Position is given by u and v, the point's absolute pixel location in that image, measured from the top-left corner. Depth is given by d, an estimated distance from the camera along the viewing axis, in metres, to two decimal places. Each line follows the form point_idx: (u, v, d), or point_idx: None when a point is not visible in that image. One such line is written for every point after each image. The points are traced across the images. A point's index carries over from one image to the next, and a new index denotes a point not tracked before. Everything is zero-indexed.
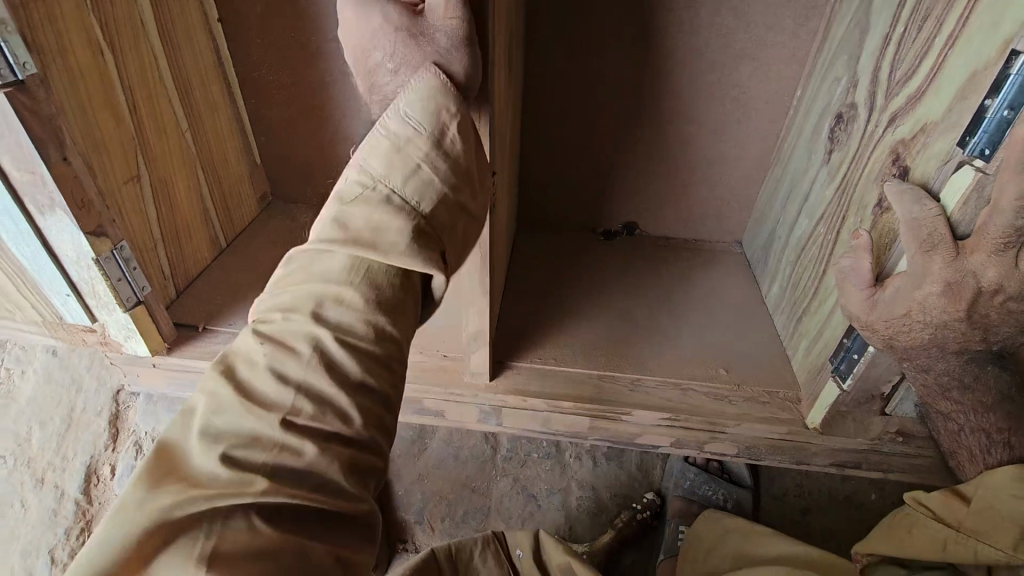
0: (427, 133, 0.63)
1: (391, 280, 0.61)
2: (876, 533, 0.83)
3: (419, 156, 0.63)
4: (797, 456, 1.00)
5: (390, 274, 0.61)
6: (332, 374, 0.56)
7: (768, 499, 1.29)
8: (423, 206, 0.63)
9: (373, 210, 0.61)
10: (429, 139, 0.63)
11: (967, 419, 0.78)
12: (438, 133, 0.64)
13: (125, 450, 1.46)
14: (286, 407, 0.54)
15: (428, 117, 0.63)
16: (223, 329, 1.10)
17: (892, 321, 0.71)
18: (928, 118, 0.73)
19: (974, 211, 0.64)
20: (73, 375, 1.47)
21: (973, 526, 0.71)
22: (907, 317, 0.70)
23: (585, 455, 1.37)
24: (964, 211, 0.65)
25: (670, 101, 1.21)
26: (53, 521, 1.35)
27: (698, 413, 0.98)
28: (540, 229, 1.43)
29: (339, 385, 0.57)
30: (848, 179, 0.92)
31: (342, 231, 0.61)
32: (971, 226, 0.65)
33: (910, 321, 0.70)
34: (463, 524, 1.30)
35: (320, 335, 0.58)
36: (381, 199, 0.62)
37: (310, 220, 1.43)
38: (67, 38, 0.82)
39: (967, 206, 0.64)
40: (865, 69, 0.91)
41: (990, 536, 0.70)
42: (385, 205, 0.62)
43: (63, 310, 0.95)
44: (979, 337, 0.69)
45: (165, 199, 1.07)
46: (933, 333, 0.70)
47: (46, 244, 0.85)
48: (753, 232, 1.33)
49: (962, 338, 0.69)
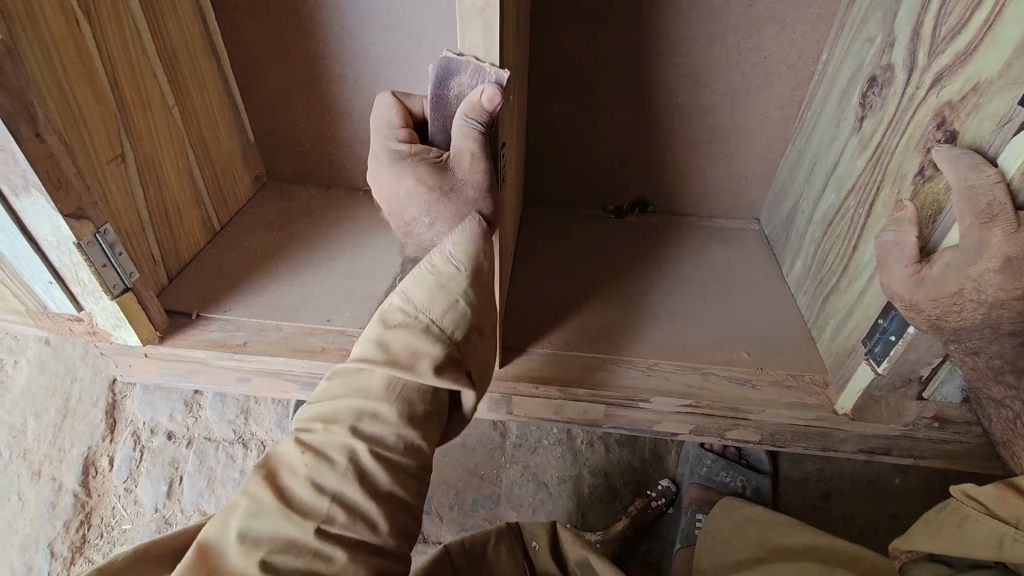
0: (465, 270, 0.72)
1: (424, 398, 0.69)
2: (917, 530, 0.77)
3: (458, 290, 0.71)
4: (824, 442, 0.95)
5: (423, 394, 0.69)
6: (362, 484, 0.64)
7: (788, 484, 1.24)
8: (456, 334, 0.71)
9: (412, 337, 0.70)
10: (467, 274, 0.72)
11: (1017, 405, 0.73)
12: (474, 271, 0.72)
13: (123, 441, 1.39)
14: (321, 516, 0.62)
15: (467, 260, 0.72)
16: (218, 316, 1.04)
17: (939, 299, 0.65)
18: (981, 76, 0.66)
19: None
20: (68, 365, 1.48)
21: None
22: (957, 295, 0.64)
23: (597, 441, 1.33)
24: None
25: (687, 68, 1.14)
26: (52, 514, 1.30)
27: (720, 400, 0.93)
28: (547, 208, 1.37)
29: (370, 494, 0.64)
30: (883, 147, 0.86)
31: (381, 351, 0.69)
32: None
33: (960, 299, 0.64)
34: (472, 513, 1.25)
35: (356, 447, 0.65)
36: (421, 328, 0.70)
37: (308, 200, 1.37)
38: (37, 2, 0.75)
39: None
40: (904, 26, 0.84)
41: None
42: (424, 334, 0.70)
43: (46, 299, 0.89)
44: None
45: (152, 179, 1.01)
46: (986, 312, 0.64)
47: (24, 229, 0.80)
48: (773, 207, 1.26)
49: (1017, 318, 0.64)
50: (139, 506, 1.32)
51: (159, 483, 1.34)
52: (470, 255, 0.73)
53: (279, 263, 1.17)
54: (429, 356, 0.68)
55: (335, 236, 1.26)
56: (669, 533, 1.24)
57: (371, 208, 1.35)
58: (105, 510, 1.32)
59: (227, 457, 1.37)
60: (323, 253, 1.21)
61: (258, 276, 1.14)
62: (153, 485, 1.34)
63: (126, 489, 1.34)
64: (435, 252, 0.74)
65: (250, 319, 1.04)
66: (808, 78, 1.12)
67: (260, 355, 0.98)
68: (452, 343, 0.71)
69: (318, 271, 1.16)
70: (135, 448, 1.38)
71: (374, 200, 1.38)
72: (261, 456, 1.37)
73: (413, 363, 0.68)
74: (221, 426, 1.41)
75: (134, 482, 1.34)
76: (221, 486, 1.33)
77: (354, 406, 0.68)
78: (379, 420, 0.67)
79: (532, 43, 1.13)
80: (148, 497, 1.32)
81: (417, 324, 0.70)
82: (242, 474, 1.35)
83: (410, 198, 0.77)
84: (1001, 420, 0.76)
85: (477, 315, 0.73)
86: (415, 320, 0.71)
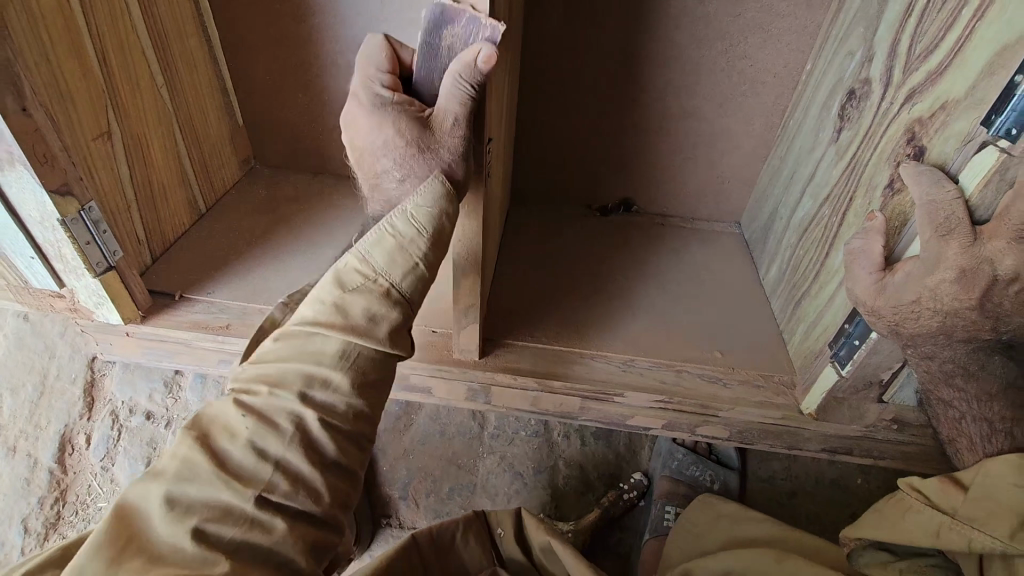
0: (427, 234, 0.68)
1: (374, 365, 0.69)
2: (868, 517, 0.81)
3: (417, 255, 0.69)
4: (790, 440, 0.99)
5: (372, 358, 0.69)
6: (308, 451, 0.64)
7: (755, 481, 1.29)
8: (409, 289, 0.70)
9: (371, 303, 0.68)
10: (429, 239, 0.68)
11: (969, 407, 0.77)
12: (437, 232, 0.68)
13: (101, 420, 1.39)
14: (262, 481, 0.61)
15: (429, 221, 0.67)
16: (202, 298, 1.04)
17: (900, 307, 0.69)
18: (949, 96, 0.70)
19: (995, 193, 0.62)
20: (46, 342, 1.45)
21: (969, 513, 0.70)
22: (917, 303, 0.67)
23: (573, 434, 1.36)
24: (984, 193, 0.62)
25: (674, 71, 1.16)
26: (27, 489, 1.31)
27: (692, 396, 0.96)
28: (534, 204, 1.38)
29: (316, 462, 0.64)
30: (857, 159, 0.89)
31: (338, 314, 0.67)
32: (990, 210, 0.63)
33: (919, 306, 0.67)
34: (449, 500, 1.28)
35: (302, 412, 0.65)
36: (378, 293, 0.68)
37: (295, 186, 1.37)
38: None
39: (988, 188, 0.62)
40: (882, 41, 0.87)
41: (985, 522, 0.68)
42: (382, 299, 0.68)
43: (27, 273, 0.89)
44: (988, 326, 0.67)
45: (138, 158, 1.01)
46: (942, 320, 0.67)
47: (7, 203, 0.80)
48: (753, 212, 1.29)
49: (971, 326, 0.67)
50: (116, 484, 1.33)
51: (137, 463, 1.34)
52: (431, 219, 0.67)
53: (265, 248, 1.18)
54: (389, 319, 0.68)
55: (322, 223, 1.26)
56: (639, 525, 1.28)
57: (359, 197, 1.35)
58: (81, 487, 1.33)
59: None
60: (309, 239, 1.22)
61: (242, 259, 1.14)
62: (130, 465, 1.35)
63: (102, 467, 1.35)
64: (395, 213, 0.69)
65: (233, 303, 1.05)
66: (792, 87, 1.15)
67: (243, 339, 0.99)
68: (408, 305, 0.70)
69: (304, 257, 1.17)
70: (113, 428, 1.38)
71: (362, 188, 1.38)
72: None
73: (372, 328, 0.67)
74: (201, 407, 1.40)
75: (110, 460, 1.35)
76: None
77: (301, 371, 0.66)
78: (331, 387, 0.67)
79: (525, 40, 1.15)
80: (125, 476, 1.33)
81: (375, 289, 0.68)
82: None
83: (385, 150, 0.67)
84: (949, 417, 0.80)
85: (432, 268, 0.71)
86: (374, 285, 0.69)
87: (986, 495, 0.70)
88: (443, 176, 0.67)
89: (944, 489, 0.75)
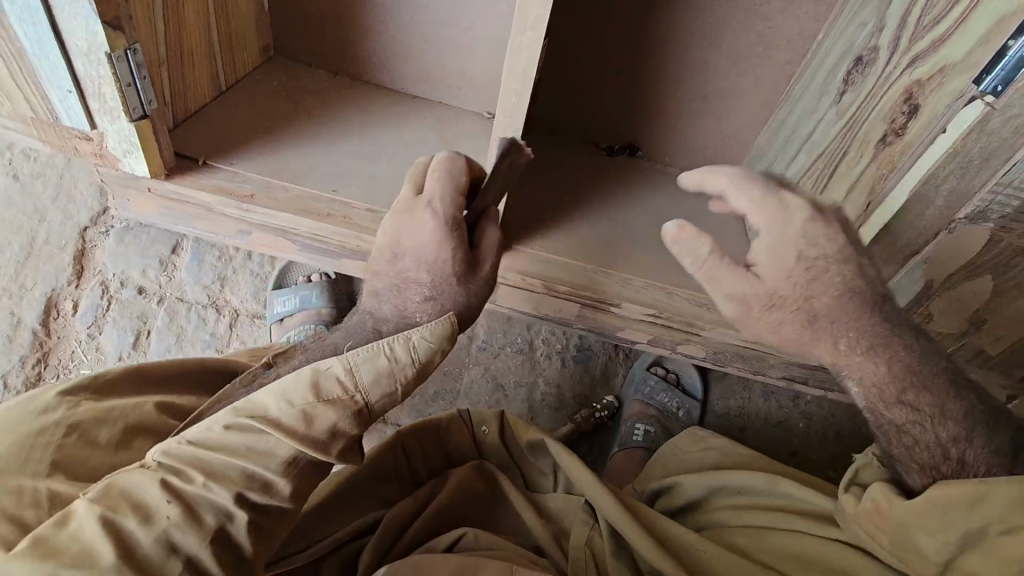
0: (417, 365, 0.73)
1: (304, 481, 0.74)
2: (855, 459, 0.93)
3: (404, 360, 0.72)
4: (755, 365, 1.12)
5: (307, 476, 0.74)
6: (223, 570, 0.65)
7: (712, 414, 1.42)
8: (372, 399, 0.71)
9: (339, 418, 0.68)
10: (417, 370, 0.73)
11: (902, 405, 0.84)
12: (440, 352, 0.76)
13: (90, 289, 1.38)
14: None
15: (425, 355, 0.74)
16: (226, 166, 1.05)
17: None
18: (948, 60, 0.79)
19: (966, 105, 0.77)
20: (36, 205, 1.43)
21: None
22: None
23: (554, 355, 1.45)
24: (963, 107, 0.77)
25: (699, 22, 1.23)
26: (9, 347, 1.30)
27: (679, 313, 1.07)
28: (546, 134, 1.44)
29: None
30: (856, 118, 0.98)
31: (319, 396, 0.68)
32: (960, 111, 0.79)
33: None
34: (433, 402, 1.38)
35: (235, 518, 0.65)
36: (350, 410, 0.69)
37: (314, 81, 1.37)
38: None
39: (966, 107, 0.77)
40: (894, 12, 0.91)
41: None
42: (351, 415, 0.69)
43: (60, 107, 0.91)
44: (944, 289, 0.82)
45: (174, 15, 1.00)
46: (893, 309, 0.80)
47: (55, 27, 0.80)
48: (747, 170, 1.39)
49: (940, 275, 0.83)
50: (103, 353, 1.34)
51: (126, 333, 1.36)
52: (429, 353, 0.74)
53: (286, 133, 1.19)
54: (347, 440, 0.70)
55: (340, 119, 1.27)
56: (605, 441, 1.40)
57: (378, 100, 1.37)
58: (64, 353, 1.33)
59: (199, 319, 1.39)
60: (330, 131, 1.24)
61: (263, 139, 1.16)
62: (119, 336, 1.35)
63: (88, 335, 1.35)
64: (399, 338, 0.72)
65: (256, 175, 1.06)
66: (802, 54, 1.23)
67: (267, 210, 1.03)
68: (372, 414, 0.71)
69: (325, 146, 1.19)
70: (103, 298, 1.38)
71: (382, 93, 1.39)
72: (234, 323, 1.39)
73: (330, 445, 0.69)
74: (196, 289, 1.41)
75: (98, 329, 1.36)
76: (190, 345, 1.36)
77: (243, 469, 0.66)
78: (268, 493, 0.68)
79: None
80: (112, 346, 1.34)
81: (351, 404, 0.69)
82: (212, 337, 1.37)
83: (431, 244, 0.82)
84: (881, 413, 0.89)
85: (403, 390, 0.73)
86: (352, 400, 0.69)
87: (892, 518, 0.76)
88: (452, 315, 0.77)
89: (870, 510, 0.79)
